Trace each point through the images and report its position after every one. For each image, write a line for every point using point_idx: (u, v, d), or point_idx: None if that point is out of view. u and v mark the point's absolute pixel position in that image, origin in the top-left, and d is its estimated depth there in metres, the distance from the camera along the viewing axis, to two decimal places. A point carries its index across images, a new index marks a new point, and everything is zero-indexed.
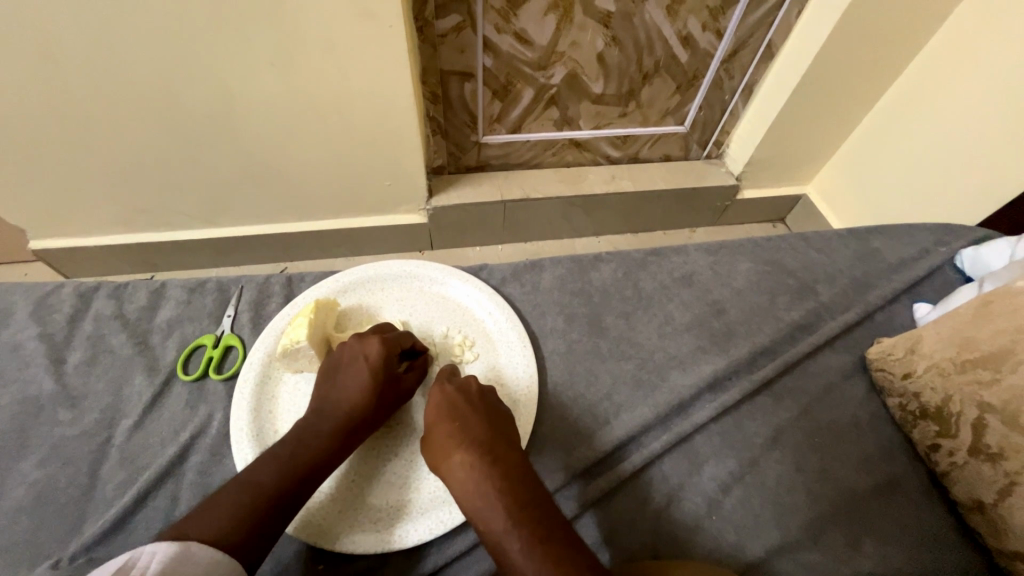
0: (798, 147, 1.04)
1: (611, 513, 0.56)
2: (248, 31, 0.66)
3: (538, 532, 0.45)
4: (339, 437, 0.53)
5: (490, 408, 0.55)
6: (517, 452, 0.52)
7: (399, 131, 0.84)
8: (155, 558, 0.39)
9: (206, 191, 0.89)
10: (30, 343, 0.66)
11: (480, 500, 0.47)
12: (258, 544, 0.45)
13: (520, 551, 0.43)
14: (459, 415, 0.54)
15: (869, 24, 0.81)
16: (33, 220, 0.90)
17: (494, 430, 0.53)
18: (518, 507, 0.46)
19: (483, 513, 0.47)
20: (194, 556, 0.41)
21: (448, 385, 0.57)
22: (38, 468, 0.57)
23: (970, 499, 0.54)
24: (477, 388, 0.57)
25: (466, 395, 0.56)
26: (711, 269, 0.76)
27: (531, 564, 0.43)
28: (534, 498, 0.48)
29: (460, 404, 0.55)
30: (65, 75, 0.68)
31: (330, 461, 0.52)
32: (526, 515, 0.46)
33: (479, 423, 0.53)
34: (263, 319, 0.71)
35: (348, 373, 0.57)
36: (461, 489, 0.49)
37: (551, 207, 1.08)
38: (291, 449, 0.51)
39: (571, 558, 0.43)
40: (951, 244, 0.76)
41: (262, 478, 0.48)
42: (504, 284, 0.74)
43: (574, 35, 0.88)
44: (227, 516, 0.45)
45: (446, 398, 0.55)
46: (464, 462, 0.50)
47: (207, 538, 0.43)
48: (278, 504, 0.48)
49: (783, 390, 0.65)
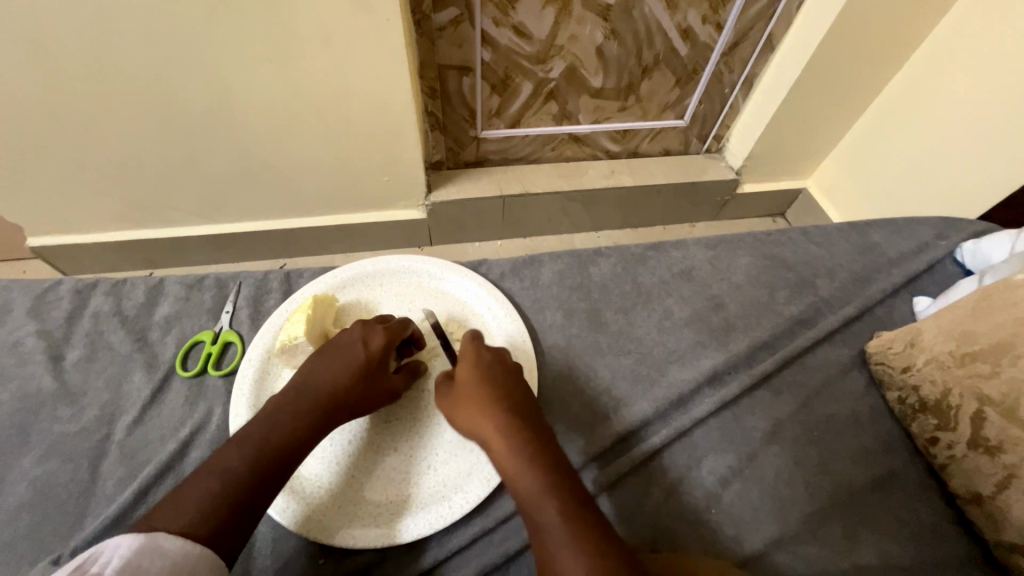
0: (798, 141, 1.04)
1: (617, 504, 0.56)
2: (243, 25, 0.66)
3: (573, 505, 0.44)
4: (315, 418, 0.53)
5: (521, 383, 0.55)
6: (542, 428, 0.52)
7: (397, 126, 0.83)
8: (118, 552, 0.40)
9: (204, 188, 0.89)
10: (28, 340, 0.66)
11: (513, 463, 0.47)
12: (233, 533, 0.45)
13: (556, 521, 0.43)
14: (499, 386, 0.53)
15: (870, 16, 0.80)
16: (31, 217, 0.90)
17: (523, 403, 0.53)
18: (550, 474, 0.46)
19: (518, 476, 0.46)
20: (160, 549, 0.41)
21: (487, 356, 0.56)
22: (37, 465, 0.57)
23: (968, 492, 0.54)
24: (511, 364, 0.57)
25: (503, 368, 0.55)
26: (710, 264, 0.76)
27: (563, 527, 0.42)
28: (562, 469, 0.48)
29: (495, 377, 0.54)
30: (59, 71, 0.68)
31: (305, 442, 0.52)
32: (561, 488, 0.45)
33: (513, 395, 0.53)
34: (261, 315, 0.71)
35: (340, 356, 0.56)
36: (498, 450, 0.49)
37: (551, 202, 1.08)
38: (266, 434, 0.51)
39: (600, 528, 0.43)
40: (951, 237, 0.76)
41: (233, 464, 0.48)
42: (503, 280, 0.74)
43: (573, 28, 0.87)
44: (196, 505, 0.45)
45: (483, 365, 0.55)
46: (499, 428, 0.50)
47: (174, 530, 0.43)
48: (251, 493, 0.47)
49: (782, 383, 0.65)
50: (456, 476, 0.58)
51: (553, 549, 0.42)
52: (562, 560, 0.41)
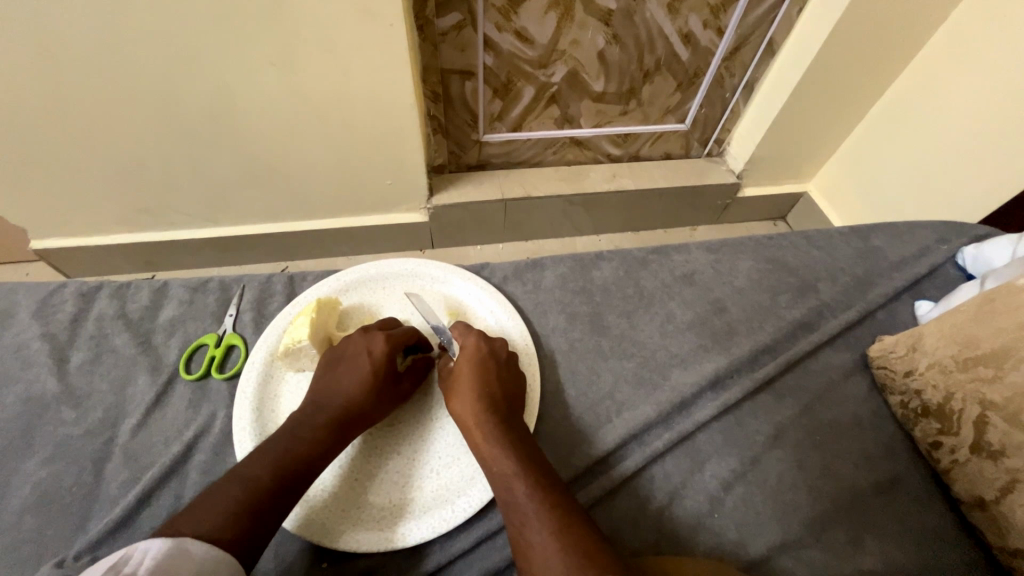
0: (800, 145, 1.04)
1: (620, 509, 0.56)
2: (248, 30, 0.66)
3: (539, 481, 0.49)
4: (335, 428, 0.54)
5: (512, 380, 0.60)
6: (523, 424, 0.57)
7: (400, 130, 0.84)
8: (148, 555, 0.40)
9: (208, 191, 0.89)
10: (32, 343, 0.66)
11: (492, 452, 0.52)
12: (254, 540, 0.45)
13: (525, 492, 0.48)
14: (487, 374, 0.58)
15: (871, 21, 0.80)
16: (35, 221, 0.90)
17: (506, 397, 0.57)
18: (526, 461, 0.51)
19: (495, 463, 0.51)
20: (188, 553, 0.41)
21: (482, 345, 0.60)
22: (41, 468, 0.57)
23: (971, 496, 0.54)
24: (504, 358, 0.61)
25: (495, 360, 0.60)
26: (712, 267, 0.76)
27: (529, 502, 0.47)
28: (536, 458, 0.52)
29: (483, 373, 0.58)
30: (64, 74, 0.68)
31: (326, 451, 0.53)
32: (530, 467, 0.50)
33: (498, 389, 0.57)
34: (265, 318, 0.71)
35: (348, 368, 0.57)
36: (479, 442, 0.53)
37: (552, 206, 1.08)
38: (286, 444, 0.51)
39: (565, 504, 0.47)
40: (952, 241, 0.76)
41: (257, 472, 0.49)
42: (505, 283, 0.74)
43: (575, 33, 0.88)
44: (221, 512, 0.45)
45: (474, 361, 0.58)
46: (480, 422, 0.54)
47: (200, 535, 0.43)
48: (271, 500, 0.48)
49: (784, 388, 0.65)
50: (459, 480, 0.58)
51: (522, 523, 0.46)
52: (529, 531, 0.45)
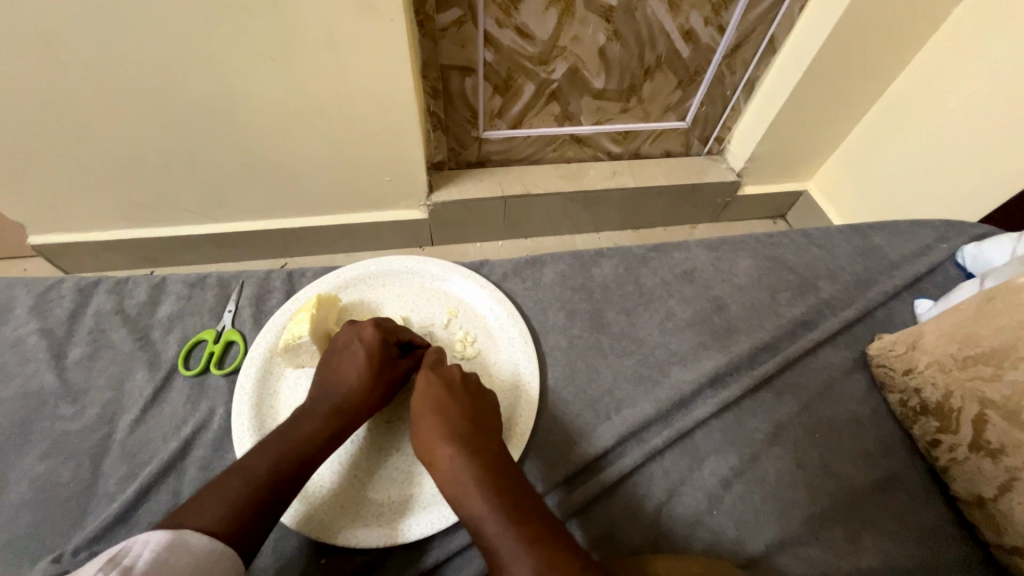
0: (801, 143, 1.04)
1: (599, 519, 0.56)
2: (247, 26, 0.66)
3: (516, 516, 0.45)
4: (338, 416, 0.54)
5: (477, 403, 0.55)
6: (499, 449, 0.52)
7: (399, 127, 0.83)
8: (148, 546, 0.40)
9: (206, 186, 0.89)
10: (30, 338, 0.66)
11: (460, 492, 0.48)
12: (255, 533, 0.46)
13: (499, 534, 0.44)
14: (442, 407, 0.53)
15: (871, 20, 0.80)
16: (32, 216, 0.90)
17: (472, 424, 0.53)
18: (498, 496, 0.47)
19: (465, 506, 0.47)
20: (187, 545, 0.41)
21: (432, 373, 0.56)
22: (38, 463, 0.57)
23: (969, 494, 0.54)
24: (460, 379, 0.57)
25: (450, 387, 0.55)
26: (712, 265, 0.76)
27: (504, 543, 0.43)
28: (512, 489, 0.48)
29: (443, 396, 0.54)
30: (61, 70, 0.68)
31: (328, 442, 0.53)
32: (503, 501, 0.46)
33: (460, 418, 0.53)
34: (264, 314, 0.71)
35: (343, 358, 0.57)
36: (445, 485, 0.49)
37: (551, 204, 1.08)
38: (284, 439, 0.51)
39: (548, 538, 0.44)
40: (952, 240, 0.76)
41: (257, 465, 0.48)
42: (505, 280, 0.74)
43: (576, 30, 0.88)
44: (222, 506, 0.45)
45: (427, 396, 0.54)
46: (445, 461, 0.50)
47: (201, 528, 0.43)
48: (273, 493, 0.48)
49: (784, 385, 0.65)
50: None
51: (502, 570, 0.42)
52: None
